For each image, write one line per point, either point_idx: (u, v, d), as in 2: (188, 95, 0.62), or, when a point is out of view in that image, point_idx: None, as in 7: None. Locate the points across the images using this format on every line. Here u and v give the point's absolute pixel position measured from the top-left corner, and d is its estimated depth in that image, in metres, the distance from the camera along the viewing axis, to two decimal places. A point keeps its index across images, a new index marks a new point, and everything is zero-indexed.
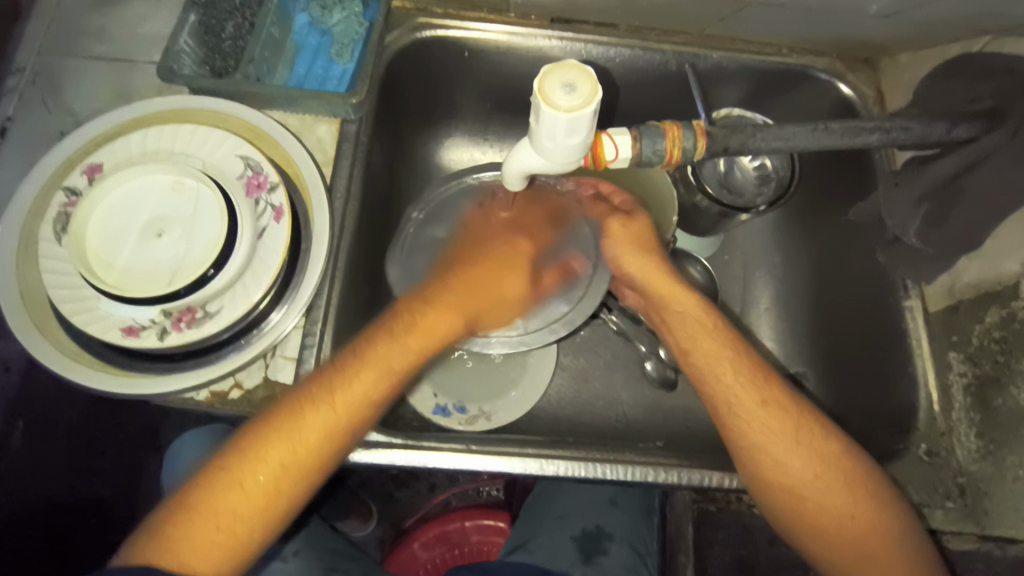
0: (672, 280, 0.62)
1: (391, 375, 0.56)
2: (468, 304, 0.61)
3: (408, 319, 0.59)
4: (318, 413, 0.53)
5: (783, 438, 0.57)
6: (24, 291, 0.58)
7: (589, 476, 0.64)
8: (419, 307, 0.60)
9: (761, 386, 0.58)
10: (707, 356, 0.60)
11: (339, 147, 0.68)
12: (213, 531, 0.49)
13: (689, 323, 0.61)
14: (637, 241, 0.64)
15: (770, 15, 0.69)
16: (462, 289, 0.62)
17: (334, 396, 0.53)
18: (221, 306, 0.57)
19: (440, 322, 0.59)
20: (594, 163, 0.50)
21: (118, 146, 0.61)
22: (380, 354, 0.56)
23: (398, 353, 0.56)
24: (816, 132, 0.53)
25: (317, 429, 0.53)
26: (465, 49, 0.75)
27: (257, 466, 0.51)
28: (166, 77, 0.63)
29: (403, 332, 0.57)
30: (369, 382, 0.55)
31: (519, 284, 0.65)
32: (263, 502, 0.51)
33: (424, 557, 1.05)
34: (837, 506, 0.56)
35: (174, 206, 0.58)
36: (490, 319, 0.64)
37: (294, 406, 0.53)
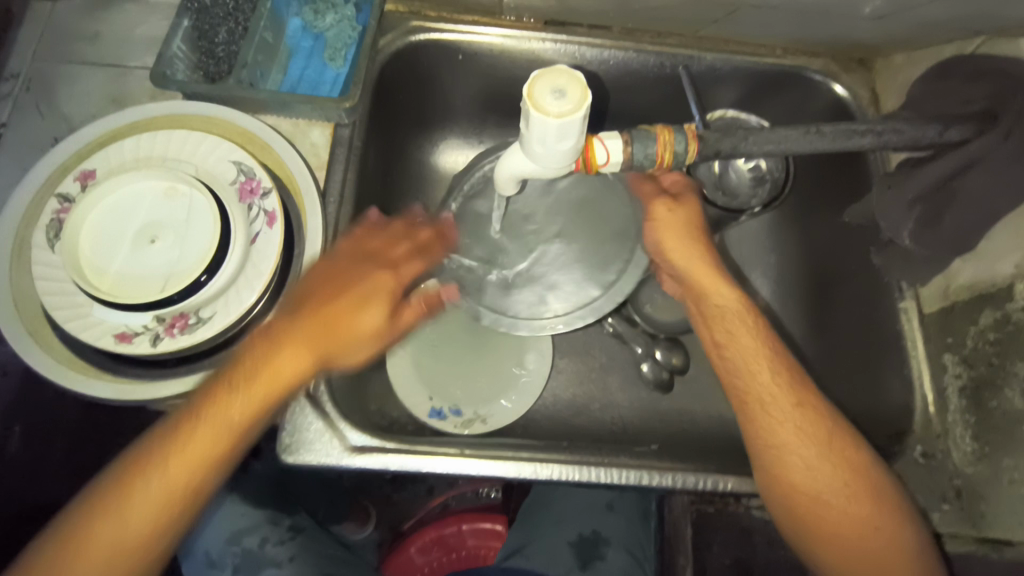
0: (717, 275, 0.63)
1: (254, 400, 0.52)
2: (320, 337, 0.54)
3: (276, 351, 0.53)
4: (187, 447, 0.51)
5: (813, 442, 0.57)
6: (16, 300, 0.57)
7: (584, 480, 0.63)
8: (274, 339, 0.54)
9: (799, 390, 0.59)
10: (744, 354, 0.60)
11: (332, 152, 0.68)
12: (114, 535, 0.49)
13: (727, 318, 0.61)
14: (682, 228, 0.65)
15: (764, 16, 0.69)
16: (318, 319, 0.55)
17: (209, 414, 0.51)
18: (214, 312, 0.57)
19: (282, 360, 0.53)
20: (585, 167, 0.50)
21: (110, 153, 0.61)
22: (270, 366, 0.53)
23: (281, 369, 0.53)
24: (808, 136, 0.52)
25: (200, 444, 0.51)
26: (458, 52, 0.75)
27: (153, 474, 0.50)
28: (161, 82, 0.63)
29: (262, 348, 0.54)
30: (235, 405, 0.52)
31: (372, 319, 0.56)
32: (161, 509, 0.50)
33: (421, 561, 1.05)
34: (852, 514, 0.56)
35: (166, 213, 0.58)
36: (357, 346, 0.56)
37: (185, 414, 0.52)
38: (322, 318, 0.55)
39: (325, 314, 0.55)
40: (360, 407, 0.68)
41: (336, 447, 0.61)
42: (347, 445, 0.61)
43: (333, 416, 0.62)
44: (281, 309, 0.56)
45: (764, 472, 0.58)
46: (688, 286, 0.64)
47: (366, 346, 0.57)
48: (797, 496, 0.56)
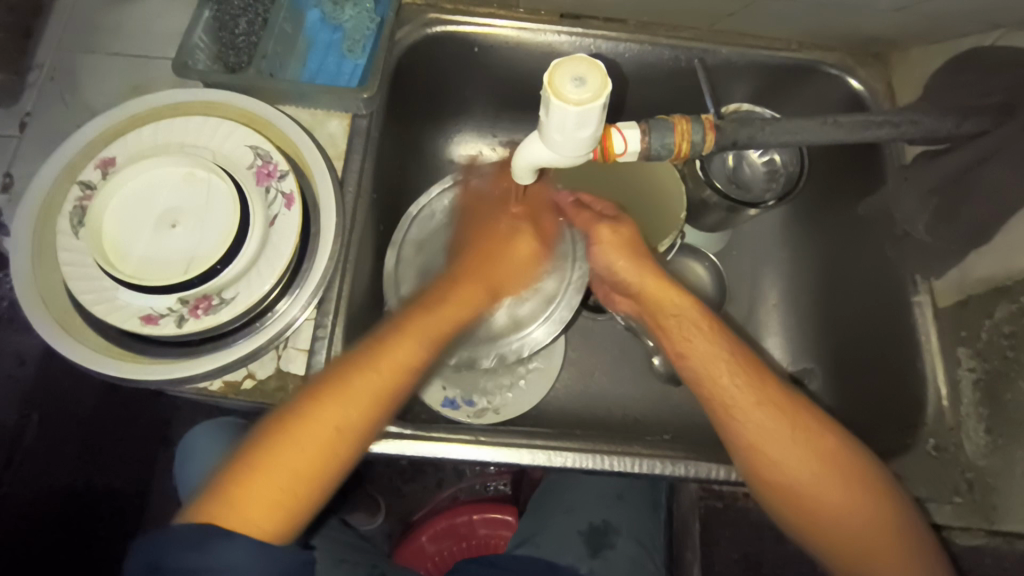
0: (662, 280, 0.62)
1: (419, 352, 0.57)
2: (477, 289, 0.64)
3: (438, 305, 0.60)
4: (383, 366, 0.55)
5: (780, 435, 0.56)
6: (40, 287, 0.59)
7: (596, 467, 0.64)
8: (441, 299, 0.61)
9: (761, 387, 0.58)
10: (700, 354, 0.59)
11: (349, 142, 0.69)
12: (278, 482, 0.50)
13: (687, 325, 0.60)
14: (629, 246, 0.64)
15: (782, 10, 0.69)
16: (478, 260, 0.66)
17: (385, 352, 0.55)
18: (236, 293, 0.58)
19: (499, 266, 0.66)
20: (602, 156, 0.50)
21: (129, 140, 0.62)
22: (420, 321, 0.58)
23: (436, 318, 0.59)
24: (825, 126, 0.53)
25: (360, 397, 0.53)
26: (474, 44, 0.75)
27: (341, 391, 0.53)
28: (182, 72, 0.64)
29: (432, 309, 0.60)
30: (408, 353, 0.56)
31: (520, 248, 0.67)
32: (339, 434, 0.52)
33: (432, 550, 1.06)
34: (845, 517, 0.55)
35: (185, 197, 0.59)
36: (504, 276, 0.66)
37: (357, 365, 0.54)
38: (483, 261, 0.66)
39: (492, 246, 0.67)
40: None
41: None
42: None
43: None
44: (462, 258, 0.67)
45: (746, 477, 0.58)
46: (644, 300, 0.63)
47: (518, 278, 0.68)
48: (793, 506, 0.56)
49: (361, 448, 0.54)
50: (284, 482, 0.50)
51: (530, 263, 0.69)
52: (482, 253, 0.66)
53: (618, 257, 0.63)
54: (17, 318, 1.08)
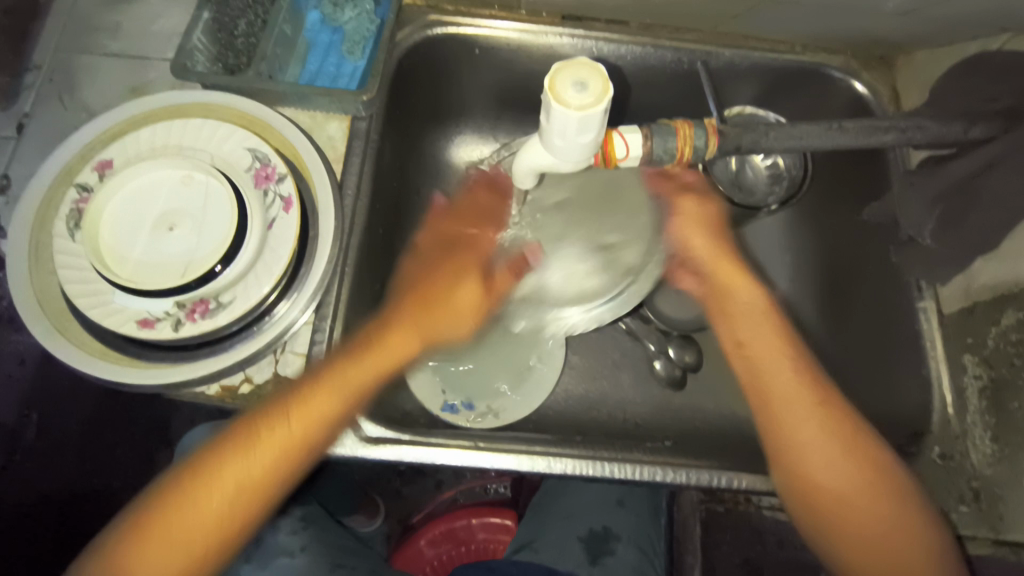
0: (738, 270, 0.62)
1: (321, 415, 0.53)
2: (412, 333, 0.58)
3: (342, 366, 0.55)
4: (280, 428, 0.53)
5: (829, 436, 0.56)
6: (36, 291, 0.58)
7: (596, 475, 0.63)
8: (342, 361, 0.55)
9: (822, 389, 0.58)
10: (765, 347, 0.59)
11: (349, 145, 0.68)
12: (162, 547, 0.50)
13: (752, 317, 0.60)
14: (705, 226, 0.62)
15: (786, 12, 0.69)
16: (411, 310, 0.58)
17: (294, 411, 0.53)
18: (234, 296, 0.57)
19: (461, 292, 0.59)
20: (604, 162, 0.49)
21: (127, 142, 0.61)
22: (324, 384, 0.54)
23: (332, 388, 0.54)
24: (831, 131, 0.53)
25: (232, 470, 0.52)
26: (476, 46, 0.75)
27: (237, 453, 0.52)
28: (182, 75, 0.63)
29: (336, 368, 0.55)
30: (313, 416, 0.53)
31: (470, 293, 0.59)
32: (237, 496, 0.52)
33: (430, 555, 1.06)
34: (870, 524, 0.55)
35: (183, 201, 0.58)
36: (455, 318, 0.59)
37: (234, 436, 0.52)
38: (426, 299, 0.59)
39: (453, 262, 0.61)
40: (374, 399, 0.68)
41: (351, 437, 0.61)
42: (363, 434, 0.61)
43: None
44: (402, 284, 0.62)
45: (773, 464, 0.58)
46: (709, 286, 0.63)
47: (459, 327, 0.59)
48: (816, 504, 0.56)
49: (260, 511, 0.53)
50: (178, 541, 0.51)
51: (476, 311, 0.60)
52: (416, 303, 0.59)
53: (693, 239, 0.62)
54: (18, 318, 1.08)
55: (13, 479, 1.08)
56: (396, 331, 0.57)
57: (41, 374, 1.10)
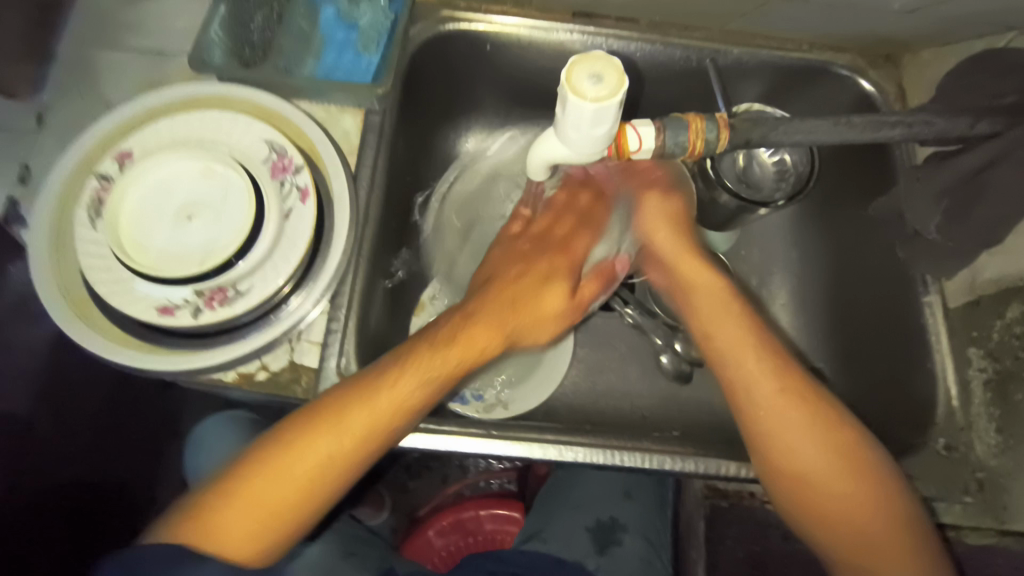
0: (700, 261, 0.66)
1: (412, 392, 0.55)
2: (494, 331, 0.59)
3: (440, 346, 0.57)
4: (370, 402, 0.54)
5: (811, 433, 0.57)
6: (58, 279, 0.59)
7: (605, 462, 0.65)
8: (442, 338, 0.57)
9: (785, 374, 0.59)
10: (733, 335, 0.61)
11: (363, 138, 0.69)
12: (251, 506, 0.51)
13: (717, 307, 0.63)
14: (671, 219, 0.67)
15: (794, 11, 0.70)
16: (502, 299, 0.60)
17: (378, 393, 0.54)
18: (252, 285, 0.58)
19: (550, 301, 0.62)
20: (616, 154, 0.51)
21: (147, 133, 0.62)
22: (421, 363, 0.56)
23: (432, 363, 0.56)
24: (839, 126, 0.53)
25: (325, 444, 0.53)
26: (487, 42, 0.76)
27: (325, 426, 0.53)
28: (199, 67, 0.66)
29: (433, 350, 0.56)
30: (403, 396, 0.55)
31: (556, 295, 0.62)
32: (318, 469, 0.53)
33: (439, 545, 1.07)
34: (836, 492, 0.56)
35: (202, 191, 0.59)
36: (549, 311, 0.63)
37: (332, 406, 0.54)
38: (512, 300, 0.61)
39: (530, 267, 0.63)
40: None
41: None
42: None
43: None
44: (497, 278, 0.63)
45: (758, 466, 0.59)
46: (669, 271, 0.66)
47: (533, 331, 0.63)
48: (789, 476, 0.57)
49: (338, 488, 0.54)
50: (256, 505, 0.51)
51: (558, 316, 0.64)
52: (504, 302, 0.60)
53: (657, 228, 0.66)
54: None
55: None
56: (508, 300, 0.61)
57: None
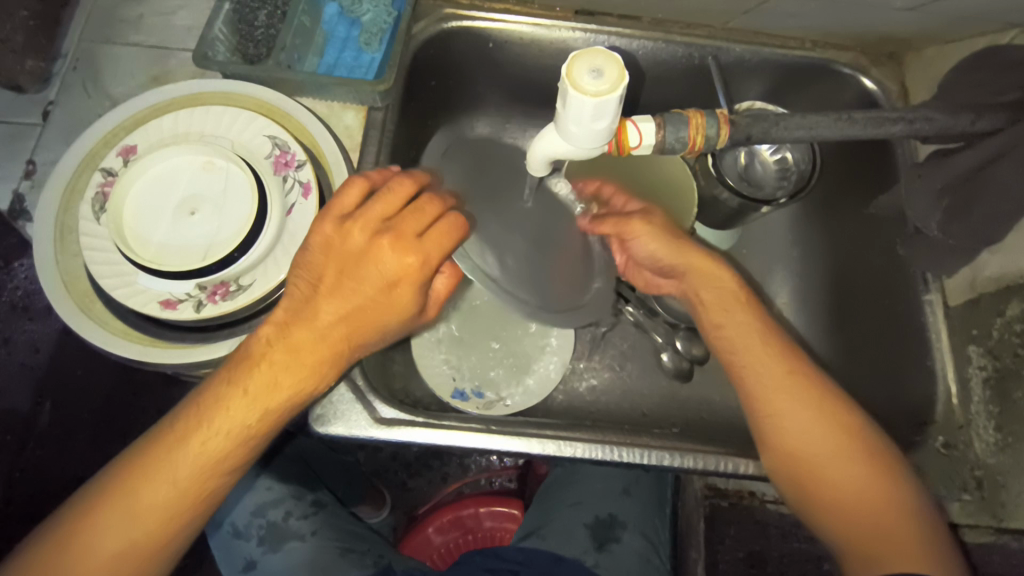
0: (704, 255, 0.64)
1: (221, 443, 0.50)
2: (292, 358, 0.51)
3: (239, 391, 0.50)
4: (173, 463, 0.50)
5: (805, 405, 0.57)
6: (63, 273, 0.60)
7: (605, 458, 0.65)
8: (242, 377, 0.50)
9: (789, 358, 0.59)
10: (735, 326, 0.61)
11: (366, 135, 0.70)
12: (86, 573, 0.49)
13: (724, 296, 0.62)
14: (661, 229, 0.66)
15: (795, 9, 0.70)
16: (314, 324, 0.51)
17: (177, 449, 0.50)
18: (253, 279, 0.59)
19: (279, 378, 0.51)
20: (616, 149, 0.51)
21: (151, 128, 0.62)
22: (229, 408, 0.50)
23: (240, 411, 0.50)
24: (839, 122, 0.53)
25: (162, 482, 0.50)
26: (489, 40, 0.77)
27: (141, 481, 0.50)
28: (203, 63, 0.66)
29: (235, 396, 0.50)
30: (209, 444, 0.50)
31: (403, 286, 0.53)
32: (141, 536, 0.50)
33: (438, 542, 1.06)
34: (839, 473, 0.56)
35: (204, 186, 0.60)
36: (286, 386, 0.51)
37: (152, 453, 0.50)
38: (316, 310, 0.51)
39: (333, 279, 0.52)
40: (385, 385, 0.69)
41: (364, 418, 0.62)
42: (377, 417, 0.63)
43: (363, 390, 0.63)
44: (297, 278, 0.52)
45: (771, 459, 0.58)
46: (690, 276, 0.64)
47: (296, 386, 0.51)
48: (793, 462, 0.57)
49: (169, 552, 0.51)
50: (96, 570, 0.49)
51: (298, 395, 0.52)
52: (290, 313, 0.51)
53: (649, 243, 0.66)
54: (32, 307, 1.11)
55: (26, 465, 1.11)
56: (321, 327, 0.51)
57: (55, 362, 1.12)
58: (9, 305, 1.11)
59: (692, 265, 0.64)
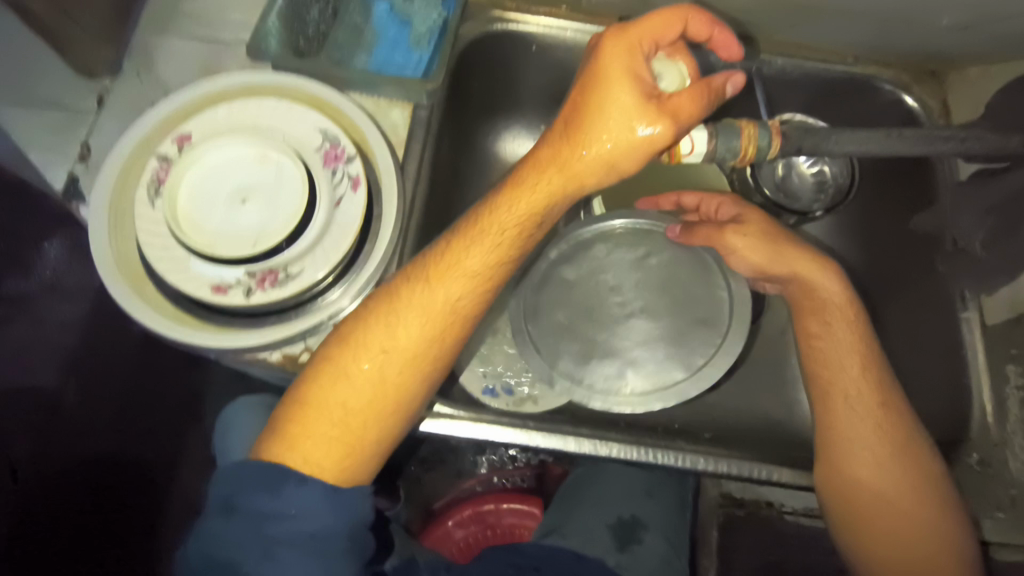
0: (813, 264, 0.65)
1: (409, 330, 0.57)
2: (494, 246, 0.57)
3: (408, 287, 0.58)
4: (352, 384, 0.56)
5: (877, 417, 0.60)
6: (117, 254, 0.61)
7: (639, 459, 0.65)
8: (422, 274, 0.58)
9: (868, 354, 0.62)
10: (831, 326, 0.63)
11: (412, 132, 0.71)
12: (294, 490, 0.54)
13: (824, 308, 0.64)
14: (761, 239, 0.66)
15: (844, 23, 0.72)
16: (502, 207, 0.57)
17: (354, 361, 0.57)
18: (302, 269, 0.60)
19: (451, 276, 0.57)
20: (669, 157, 0.54)
21: (207, 117, 0.64)
22: (417, 297, 0.57)
23: (428, 297, 0.57)
24: (889, 138, 0.54)
25: (348, 398, 0.56)
26: (533, 43, 0.78)
27: (325, 405, 0.56)
28: (256, 55, 0.68)
29: (429, 307, 0.57)
30: (391, 333, 0.57)
31: (591, 164, 0.53)
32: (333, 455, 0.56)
33: (459, 535, 1.08)
34: (882, 488, 0.59)
35: (257, 176, 0.61)
36: (471, 261, 0.57)
37: (330, 376, 0.56)
38: (490, 210, 0.57)
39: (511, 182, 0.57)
40: None
41: None
42: None
43: None
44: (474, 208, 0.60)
45: (824, 470, 0.61)
46: (793, 284, 0.65)
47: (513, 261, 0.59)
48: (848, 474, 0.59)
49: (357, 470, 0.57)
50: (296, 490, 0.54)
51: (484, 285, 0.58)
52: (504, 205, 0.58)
53: (752, 254, 0.66)
54: (59, 289, 1.18)
55: (48, 445, 1.13)
56: (501, 235, 0.57)
57: (85, 344, 1.16)
58: (38, 284, 1.18)
59: (797, 275, 0.65)
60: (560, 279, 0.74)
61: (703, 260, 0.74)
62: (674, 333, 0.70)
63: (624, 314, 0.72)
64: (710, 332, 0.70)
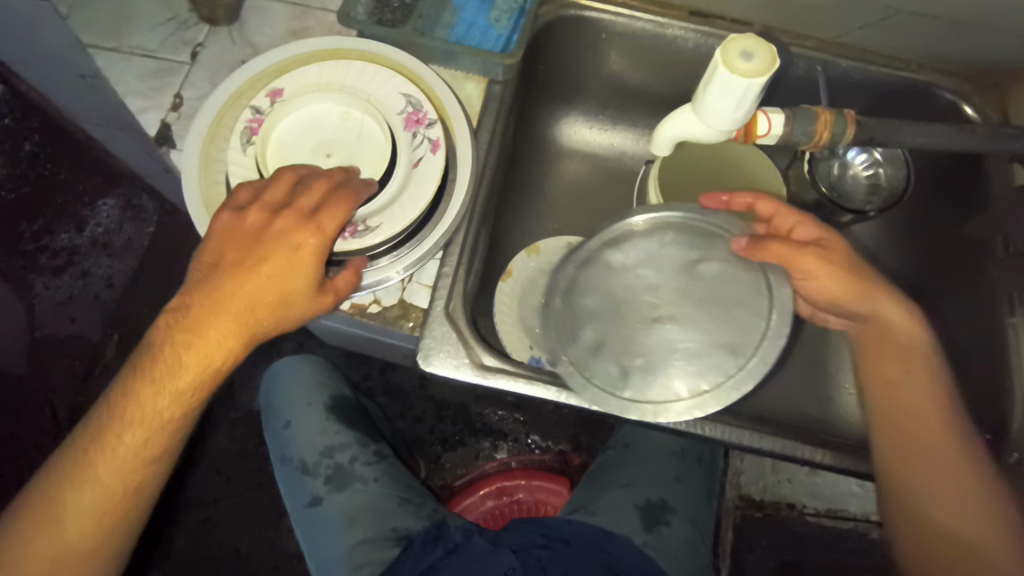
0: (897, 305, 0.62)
1: (244, 317, 0.56)
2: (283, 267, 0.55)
3: (236, 284, 0.55)
4: (191, 359, 0.57)
5: (946, 459, 0.60)
6: (203, 198, 0.65)
7: (688, 430, 0.67)
8: (264, 267, 0.55)
9: (942, 402, 0.62)
10: (903, 366, 0.62)
11: (484, 105, 0.74)
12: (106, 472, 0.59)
13: (899, 351, 0.62)
14: (836, 268, 0.61)
15: (911, 27, 0.73)
16: (303, 238, 0.56)
17: (193, 346, 0.56)
18: (381, 222, 0.62)
19: (268, 273, 0.55)
20: (745, 135, 0.57)
21: (298, 75, 0.67)
22: (247, 291, 0.55)
23: (236, 302, 0.55)
24: (960, 133, 0.59)
25: (172, 381, 0.57)
26: (603, 31, 0.80)
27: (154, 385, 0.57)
28: (346, 22, 0.71)
29: (149, 388, 0.57)
30: (225, 321, 0.56)
31: (307, 249, 0.56)
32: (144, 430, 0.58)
33: (485, 506, 1.10)
34: (962, 530, 0.59)
35: (342, 133, 0.65)
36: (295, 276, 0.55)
37: (161, 359, 0.57)
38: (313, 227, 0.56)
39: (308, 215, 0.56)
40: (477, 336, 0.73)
41: (464, 361, 0.66)
42: (478, 362, 0.67)
43: (470, 339, 0.67)
44: (321, 190, 0.58)
45: (894, 505, 0.61)
46: (872, 321, 0.63)
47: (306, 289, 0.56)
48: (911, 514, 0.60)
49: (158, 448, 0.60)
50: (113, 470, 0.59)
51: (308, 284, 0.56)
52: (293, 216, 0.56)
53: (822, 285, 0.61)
54: (111, 245, 1.24)
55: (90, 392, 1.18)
56: (291, 259, 0.55)
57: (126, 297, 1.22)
58: (91, 239, 1.24)
59: (878, 314, 0.62)
60: (606, 263, 0.64)
61: (758, 282, 0.61)
62: (701, 349, 0.60)
63: (656, 318, 0.61)
64: (732, 352, 0.60)
